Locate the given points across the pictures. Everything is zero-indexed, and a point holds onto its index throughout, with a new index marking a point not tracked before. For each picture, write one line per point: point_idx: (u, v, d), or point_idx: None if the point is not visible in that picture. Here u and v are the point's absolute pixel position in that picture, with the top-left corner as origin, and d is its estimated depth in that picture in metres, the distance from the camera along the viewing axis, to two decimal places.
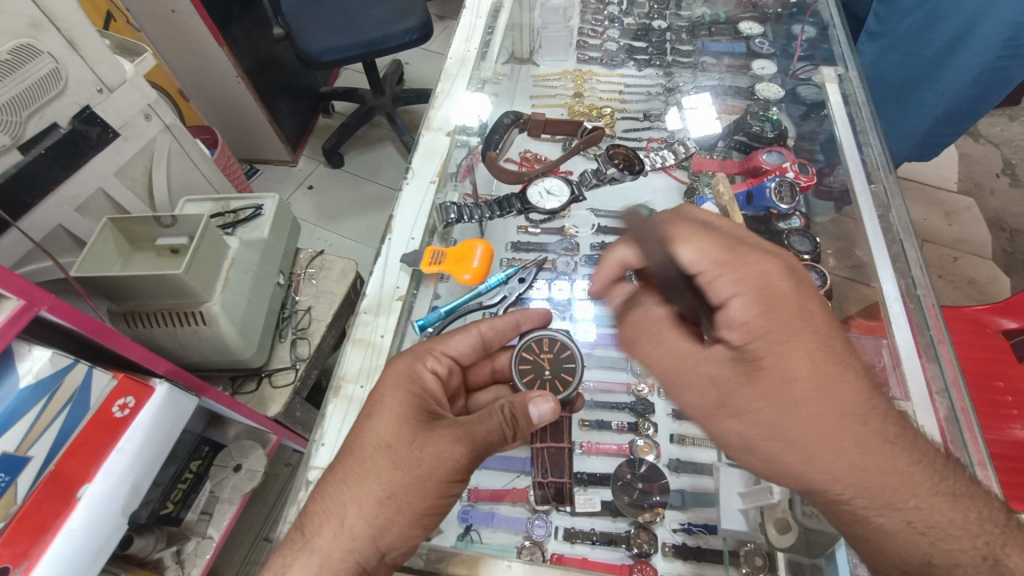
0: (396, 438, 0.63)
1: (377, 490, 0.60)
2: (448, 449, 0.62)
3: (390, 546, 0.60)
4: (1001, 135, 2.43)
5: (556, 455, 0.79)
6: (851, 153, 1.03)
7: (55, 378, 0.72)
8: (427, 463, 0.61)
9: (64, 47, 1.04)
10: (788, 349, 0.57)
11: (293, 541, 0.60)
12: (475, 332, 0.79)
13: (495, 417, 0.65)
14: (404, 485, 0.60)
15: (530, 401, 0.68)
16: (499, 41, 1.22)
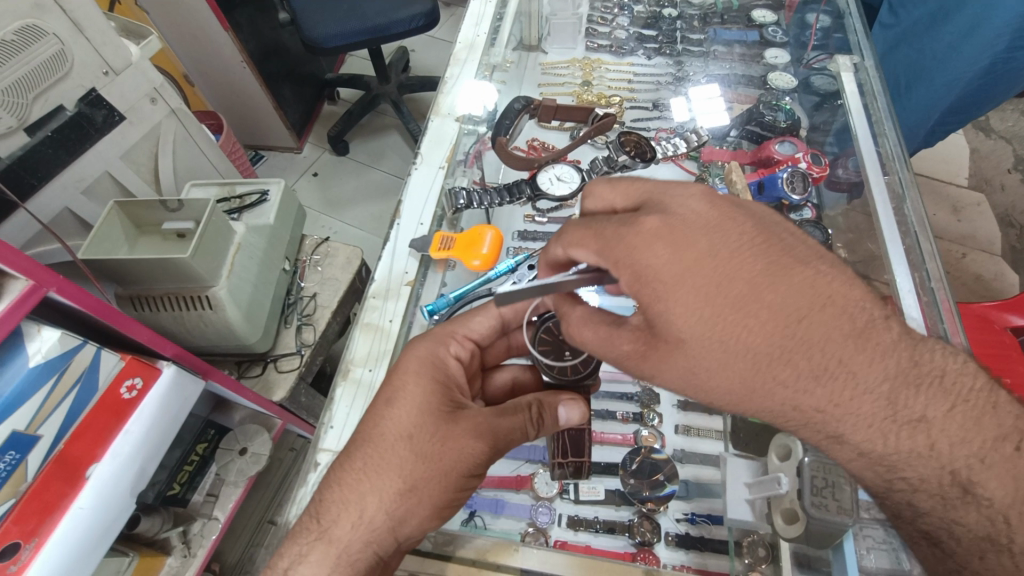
0: (418, 429, 0.62)
1: (397, 483, 0.59)
2: (470, 443, 0.62)
3: (407, 535, 0.60)
4: (1013, 130, 2.40)
5: (576, 438, 0.79)
6: (866, 144, 1.01)
7: (64, 359, 0.72)
8: (449, 457, 0.61)
9: (69, 29, 1.04)
10: (678, 310, 0.53)
11: (307, 529, 0.60)
12: (496, 312, 0.77)
13: (521, 415, 0.67)
14: (423, 476, 0.60)
15: (560, 402, 0.71)
16: (508, 27, 1.21)
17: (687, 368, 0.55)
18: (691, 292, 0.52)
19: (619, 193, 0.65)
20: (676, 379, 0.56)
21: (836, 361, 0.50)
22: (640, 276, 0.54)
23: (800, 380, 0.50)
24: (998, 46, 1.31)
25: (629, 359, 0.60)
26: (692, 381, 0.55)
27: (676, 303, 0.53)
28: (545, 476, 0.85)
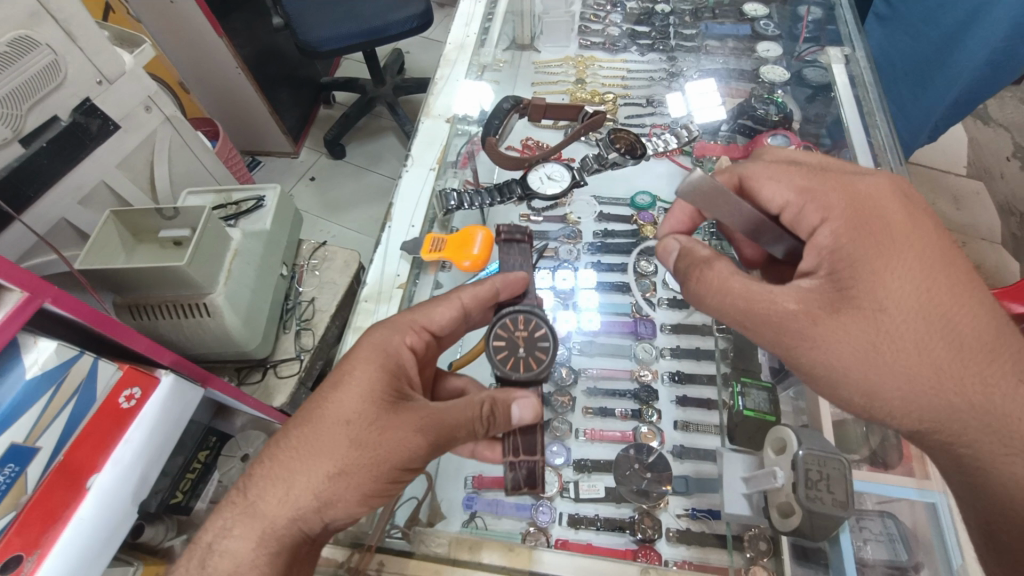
0: (357, 416, 0.62)
1: (328, 466, 0.60)
2: (407, 436, 0.61)
3: (335, 519, 0.61)
4: (1012, 118, 2.39)
5: (529, 434, 0.71)
6: (858, 135, 1.02)
7: (62, 369, 0.72)
8: (383, 448, 0.61)
9: (62, 39, 1.04)
10: (885, 278, 0.59)
11: (232, 503, 0.61)
12: (457, 303, 0.76)
13: (469, 411, 0.65)
14: (355, 462, 0.60)
15: (513, 401, 0.68)
16: (497, 27, 1.21)
17: (864, 332, 0.58)
18: (902, 263, 0.59)
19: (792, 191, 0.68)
20: (846, 349, 0.59)
21: (978, 345, 0.57)
22: (855, 230, 0.61)
23: (952, 350, 0.57)
24: (997, 35, 1.28)
25: (796, 318, 0.61)
26: (858, 351, 0.58)
27: (872, 270, 0.59)
28: (543, 476, 0.86)
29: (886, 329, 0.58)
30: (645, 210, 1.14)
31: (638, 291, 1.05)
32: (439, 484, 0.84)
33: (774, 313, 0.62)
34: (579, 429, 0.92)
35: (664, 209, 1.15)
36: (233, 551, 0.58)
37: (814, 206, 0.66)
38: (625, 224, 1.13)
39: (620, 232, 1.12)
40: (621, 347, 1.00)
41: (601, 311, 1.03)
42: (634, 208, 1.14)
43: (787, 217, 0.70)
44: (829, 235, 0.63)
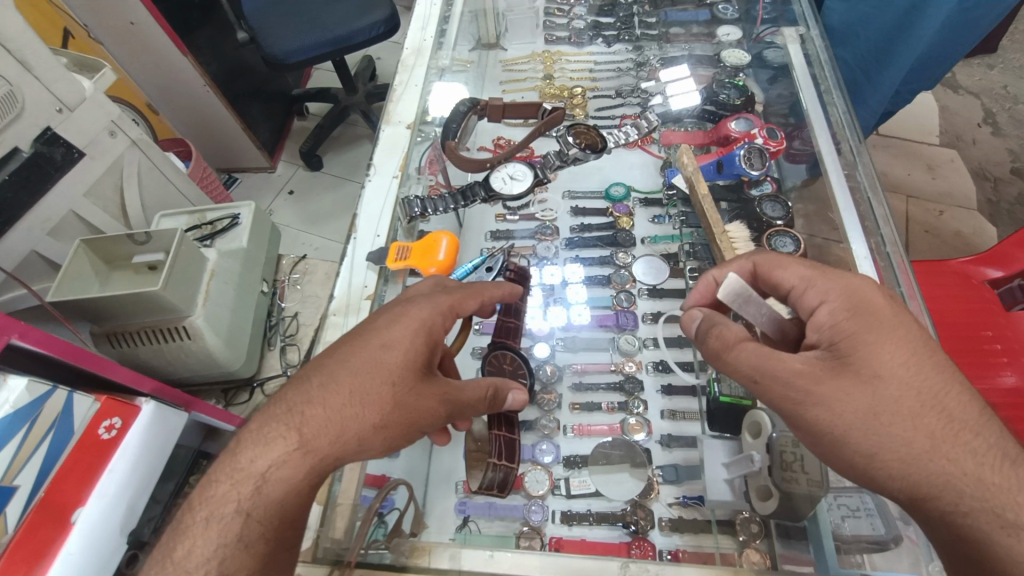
0: (403, 370, 0.61)
1: (373, 415, 0.58)
2: (437, 400, 0.63)
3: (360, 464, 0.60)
4: (980, 84, 2.42)
5: (510, 443, 0.82)
6: (817, 115, 1.02)
7: (35, 405, 0.71)
8: (419, 406, 0.61)
9: (17, 69, 1.02)
10: (882, 350, 0.56)
11: (280, 435, 0.55)
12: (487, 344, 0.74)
13: (480, 389, 0.70)
14: (390, 408, 0.59)
15: (513, 389, 0.75)
16: (456, 28, 1.20)
17: (864, 399, 0.55)
18: (892, 339, 0.57)
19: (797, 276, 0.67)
20: (849, 412, 0.55)
21: (967, 419, 0.54)
22: (856, 310, 0.59)
23: (947, 423, 0.54)
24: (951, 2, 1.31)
25: (802, 377, 0.58)
26: (857, 415, 0.55)
27: (878, 340, 0.57)
28: (534, 474, 0.86)
29: (880, 398, 0.55)
30: (620, 201, 1.14)
31: (618, 282, 1.05)
32: (426, 496, 0.84)
33: (779, 370, 0.59)
34: (567, 425, 0.92)
35: (639, 199, 1.15)
36: (287, 479, 0.54)
37: (815, 289, 0.63)
38: (601, 217, 1.13)
39: (596, 225, 1.12)
40: (598, 344, 1.00)
41: (589, 305, 1.03)
42: (609, 200, 1.14)
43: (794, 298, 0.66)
44: (830, 313, 0.61)
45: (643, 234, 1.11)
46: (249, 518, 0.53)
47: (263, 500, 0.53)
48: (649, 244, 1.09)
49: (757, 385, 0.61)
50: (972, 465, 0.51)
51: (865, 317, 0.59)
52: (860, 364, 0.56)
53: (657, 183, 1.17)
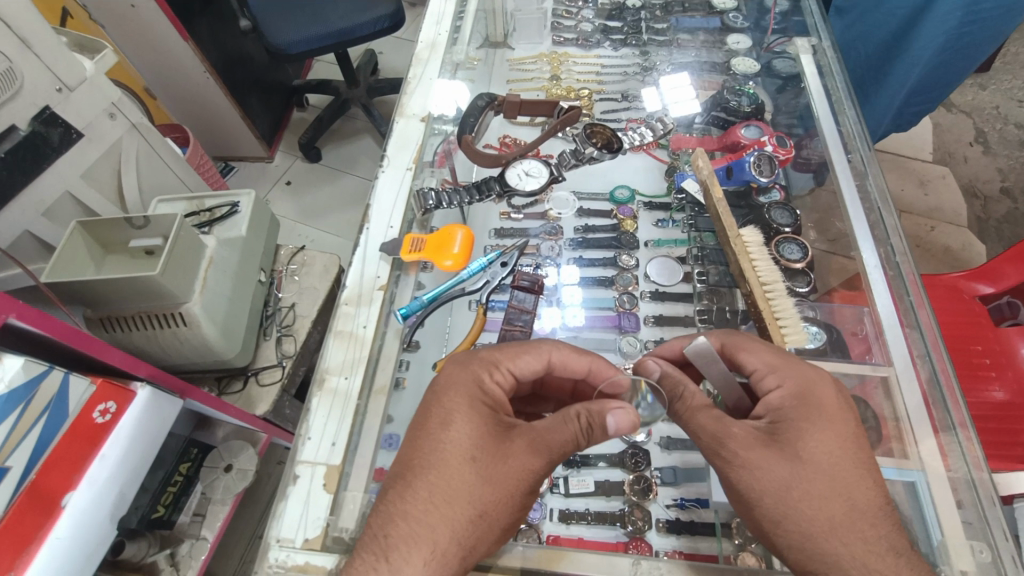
0: (476, 449, 0.61)
1: (468, 510, 0.58)
2: (522, 460, 0.61)
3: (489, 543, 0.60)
4: (973, 103, 2.47)
5: None
6: (828, 125, 1.03)
7: (29, 387, 0.70)
8: (512, 474, 0.60)
9: (16, 45, 1.00)
10: (810, 435, 0.61)
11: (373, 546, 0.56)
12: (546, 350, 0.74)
13: (569, 421, 0.64)
14: (495, 503, 0.59)
15: (607, 410, 0.63)
16: (469, 25, 1.20)
17: (780, 469, 0.59)
18: (824, 426, 0.61)
19: (760, 357, 0.70)
20: (763, 483, 0.59)
21: (867, 511, 0.57)
22: (798, 397, 0.64)
23: (853, 514, 0.56)
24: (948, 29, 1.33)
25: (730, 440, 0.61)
26: (766, 483, 0.58)
27: (809, 427, 0.61)
28: None
29: (795, 477, 0.58)
30: (624, 204, 1.15)
31: (620, 285, 1.05)
32: None
33: (716, 432, 0.63)
34: None
35: (642, 202, 1.16)
36: None
37: (775, 375, 0.68)
38: (604, 219, 1.15)
39: (600, 226, 1.12)
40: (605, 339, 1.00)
41: (585, 307, 1.03)
42: (613, 202, 1.15)
43: (753, 380, 0.70)
44: (779, 397, 0.66)
45: (646, 237, 1.13)
46: None
47: None
48: (652, 247, 1.11)
49: (697, 443, 0.65)
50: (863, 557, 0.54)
51: (809, 405, 0.64)
52: (786, 442, 0.61)
53: (663, 188, 1.18)
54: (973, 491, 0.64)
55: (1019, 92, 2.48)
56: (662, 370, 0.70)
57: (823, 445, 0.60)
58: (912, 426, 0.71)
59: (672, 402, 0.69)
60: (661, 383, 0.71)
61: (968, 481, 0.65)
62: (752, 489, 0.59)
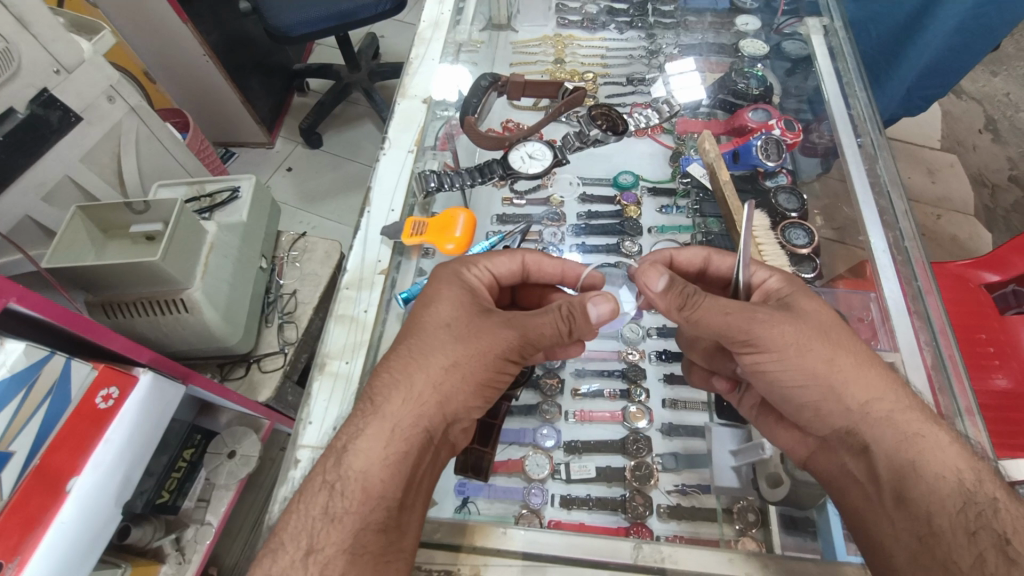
0: (455, 318, 0.69)
1: (443, 360, 0.65)
2: (502, 331, 0.67)
3: (455, 414, 0.66)
4: (984, 90, 2.42)
5: (488, 429, 0.83)
6: (839, 106, 1.02)
7: (32, 370, 0.69)
8: (485, 340, 0.67)
9: (13, 25, 0.99)
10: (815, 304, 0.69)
11: (361, 410, 0.63)
12: (519, 257, 0.81)
13: (551, 313, 0.68)
14: (469, 357, 0.66)
15: (590, 301, 0.68)
16: (472, 6, 1.17)
17: (807, 329, 0.66)
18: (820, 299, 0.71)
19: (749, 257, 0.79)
20: (794, 336, 0.65)
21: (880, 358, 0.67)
22: (791, 281, 0.73)
23: (884, 373, 0.66)
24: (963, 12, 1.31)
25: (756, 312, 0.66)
26: (807, 334, 0.66)
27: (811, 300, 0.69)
28: (535, 458, 0.86)
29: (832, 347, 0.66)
30: (628, 190, 1.13)
31: None
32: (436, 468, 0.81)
33: (734, 307, 0.66)
34: (568, 410, 0.92)
35: (647, 187, 1.14)
36: (367, 449, 0.60)
37: (760, 266, 0.76)
38: (608, 205, 1.13)
39: (604, 213, 1.11)
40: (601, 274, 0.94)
41: None
42: (617, 188, 1.14)
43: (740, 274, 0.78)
44: (776, 281, 0.74)
45: (649, 224, 1.11)
46: (334, 487, 0.58)
47: (345, 473, 0.59)
48: (656, 233, 1.10)
49: (728, 319, 0.66)
50: (907, 398, 0.63)
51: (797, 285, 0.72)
52: (800, 310, 0.68)
53: (667, 173, 1.17)
54: None
55: None
56: (669, 276, 0.68)
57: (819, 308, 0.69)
58: None
59: (684, 303, 0.67)
60: (667, 291, 0.67)
61: None
62: (790, 344, 0.65)
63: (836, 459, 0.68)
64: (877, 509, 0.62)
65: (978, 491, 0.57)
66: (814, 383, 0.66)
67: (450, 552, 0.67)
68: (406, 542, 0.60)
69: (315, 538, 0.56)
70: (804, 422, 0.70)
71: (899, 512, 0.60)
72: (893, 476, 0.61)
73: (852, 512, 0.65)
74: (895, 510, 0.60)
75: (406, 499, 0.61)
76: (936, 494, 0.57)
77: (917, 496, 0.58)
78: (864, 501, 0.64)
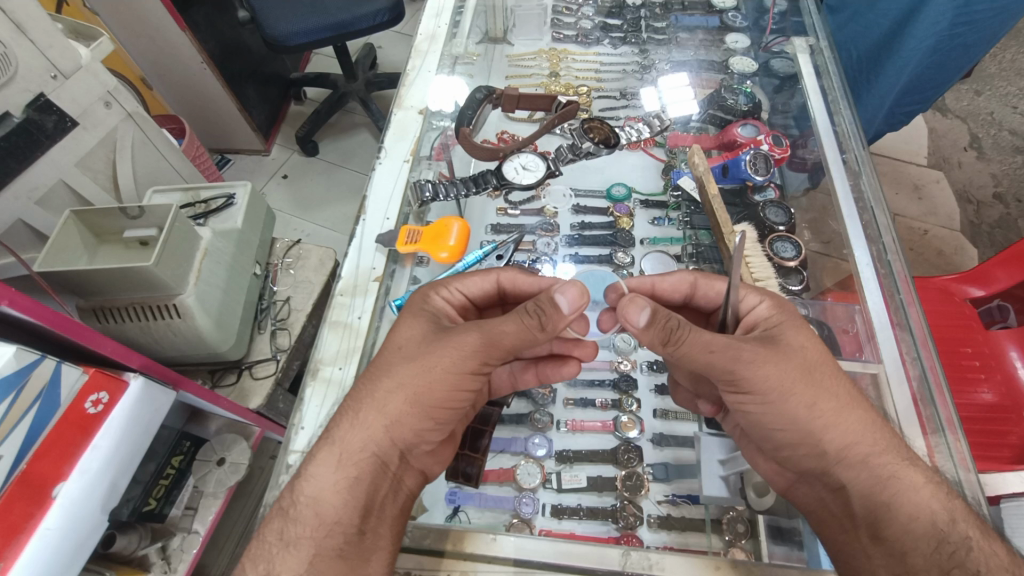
0: (408, 340, 0.70)
1: (388, 383, 0.66)
2: (455, 341, 0.67)
3: (406, 442, 0.67)
4: (968, 109, 2.48)
5: (478, 435, 0.83)
6: (824, 124, 1.04)
7: (21, 375, 0.68)
8: (437, 355, 0.67)
9: (12, 31, 0.99)
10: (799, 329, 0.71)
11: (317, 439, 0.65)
12: (494, 276, 0.81)
13: (516, 313, 0.67)
14: (415, 376, 0.66)
15: (555, 292, 0.67)
16: (470, 20, 1.20)
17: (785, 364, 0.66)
18: (801, 323, 0.72)
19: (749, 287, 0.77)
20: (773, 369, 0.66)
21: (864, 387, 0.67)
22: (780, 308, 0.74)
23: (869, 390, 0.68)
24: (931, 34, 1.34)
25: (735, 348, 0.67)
26: (791, 377, 0.66)
27: (790, 324, 0.71)
28: (526, 467, 0.87)
29: (811, 362, 0.67)
30: (621, 201, 1.15)
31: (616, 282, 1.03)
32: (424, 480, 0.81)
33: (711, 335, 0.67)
34: (560, 420, 0.93)
35: (639, 200, 1.16)
36: (320, 477, 0.62)
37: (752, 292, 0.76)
38: (602, 216, 1.15)
39: (597, 224, 1.13)
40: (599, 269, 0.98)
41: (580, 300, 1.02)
42: (611, 200, 1.16)
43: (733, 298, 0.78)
44: (765, 308, 0.75)
45: (642, 235, 1.13)
46: (288, 515, 0.61)
47: (297, 498, 0.61)
48: (648, 245, 1.11)
49: (713, 356, 0.66)
50: (883, 439, 0.65)
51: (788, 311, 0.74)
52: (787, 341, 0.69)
53: (659, 186, 1.18)
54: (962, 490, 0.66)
55: (1014, 98, 2.49)
56: (650, 310, 0.68)
57: (797, 329, 0.70)
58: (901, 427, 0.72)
59: (668, 337, 0.67)
60: (651, 324, 0.67)
61: (957, 480, 0.66)
62: (770, 377, 0.66)
63: (816, 492, 0.69)
64: (854, 543, 0.64)
65: (950, 531, 0.58)
66: (792, 428, 0.67)
67: (438, 559, 0.67)
68: (370, 568, 0.61)
69: (271, 564, 0.58)
70: (781, 456, 0.71)
71: (877, 550, 0.62)
72: (869, 514, 0.63)
73: (832, 543, 0.66)
74: (872, 547, 0.62)
75: (363, 526, 0.62)
76: (910, 534, 0.60)
77: (889, 535, 0.61)
78: (842, 534, 0.66)
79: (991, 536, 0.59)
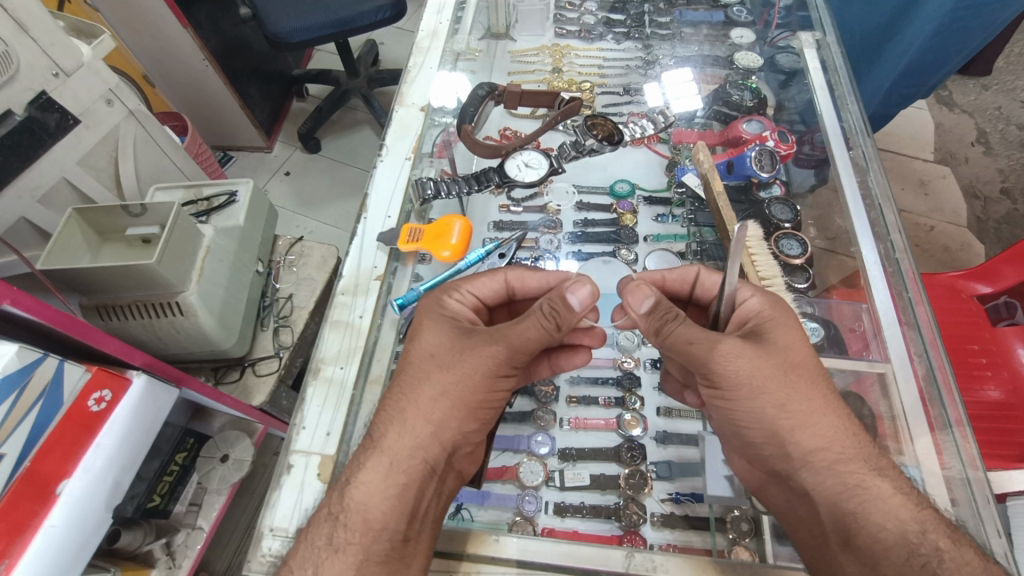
0: (439, 347, 0.70)
1: (431, 389, 0.66)
2: (487, 348, 0.67)
3: (453, 444, 0.66)
4: (976, 103, 2.45)
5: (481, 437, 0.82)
6: (830, 120, 1.03)
7: (23, 373, 0.68)
8: (472, 362, 0.67)
9: (13, 30, 0.99)
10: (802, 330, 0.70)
11: (363, 447, 0.65)
12: (501, 276, 0.80)
13: (533, 315, 0.67)
14: (456, 382, 0.67)
15: (566, 290, 0.66)
16: (471, 17, 1.19)
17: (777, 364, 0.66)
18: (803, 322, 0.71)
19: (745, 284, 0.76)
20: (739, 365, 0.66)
21: None
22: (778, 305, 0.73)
23: None
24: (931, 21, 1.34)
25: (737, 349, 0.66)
26: (794, 379, 0.66)
27: (793, 324, 0.71)
28: (529, 465, 0.87)
29: (813, 363, 0.67)
30: (624, 198, 1.14)
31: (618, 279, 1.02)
32: None
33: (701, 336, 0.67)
34: (564, 418, 0.93)
35: (642, 197, 1.16)
36: (370, 483, 0.61)
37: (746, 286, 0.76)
38: (604, 213, 1.14)
39: (600, 221, 1.12)
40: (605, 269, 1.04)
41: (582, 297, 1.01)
42: (613, 197, 1.15)
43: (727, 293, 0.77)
44: (757, 303, 0.74)
45: (645, 232, 1.12)
46: (338, 522, 0.60)
47: (347, 503, 0.61)
48: (652, 242, 1.10)
49: (691, 349, 0.67)
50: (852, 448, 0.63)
51: (783, 309, 0.73)
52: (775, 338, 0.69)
53: (663, 183, 1.18)
54: (968, 489, 0.65)
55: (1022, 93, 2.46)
56: (653, 299, 0.71)
57: (800, 330, 0.70)
58: (908, 424, 0.71)
59: (659, 329, 0.69)
60: (652, 313, 0.70)
61: (963, 479, 0.66)
62: (773, 379, 0.66)
63: (783, 495, 0.68)
64: (824, 547, 0.63)
65: (920, 542, 0.57)
66: (758, 425, 0.66)
67: (440, 558, 0.67)
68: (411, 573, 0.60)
69: (320, 568, 0.57)
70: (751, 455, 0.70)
71: (846, 557, 0.60)
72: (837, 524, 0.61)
73: (801, 547, 0.66)
74: (842, 553, 0.61)
75: (408, 532, 0.61)
76: (879, 544, 0.58)
77: (861, 544, 0.59)
78: (813, 540, 0.64)
79: (961, 545, 0.58)
